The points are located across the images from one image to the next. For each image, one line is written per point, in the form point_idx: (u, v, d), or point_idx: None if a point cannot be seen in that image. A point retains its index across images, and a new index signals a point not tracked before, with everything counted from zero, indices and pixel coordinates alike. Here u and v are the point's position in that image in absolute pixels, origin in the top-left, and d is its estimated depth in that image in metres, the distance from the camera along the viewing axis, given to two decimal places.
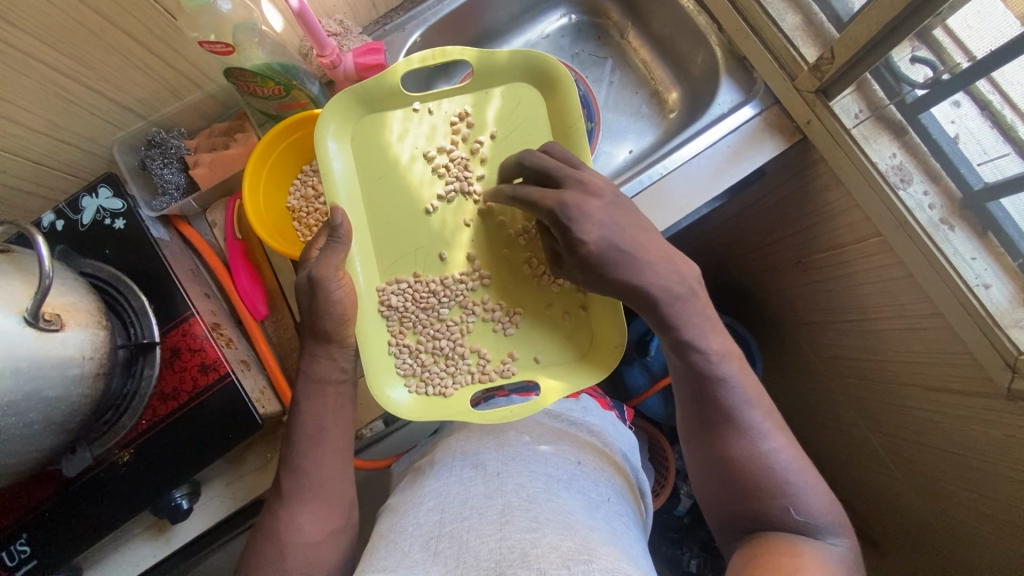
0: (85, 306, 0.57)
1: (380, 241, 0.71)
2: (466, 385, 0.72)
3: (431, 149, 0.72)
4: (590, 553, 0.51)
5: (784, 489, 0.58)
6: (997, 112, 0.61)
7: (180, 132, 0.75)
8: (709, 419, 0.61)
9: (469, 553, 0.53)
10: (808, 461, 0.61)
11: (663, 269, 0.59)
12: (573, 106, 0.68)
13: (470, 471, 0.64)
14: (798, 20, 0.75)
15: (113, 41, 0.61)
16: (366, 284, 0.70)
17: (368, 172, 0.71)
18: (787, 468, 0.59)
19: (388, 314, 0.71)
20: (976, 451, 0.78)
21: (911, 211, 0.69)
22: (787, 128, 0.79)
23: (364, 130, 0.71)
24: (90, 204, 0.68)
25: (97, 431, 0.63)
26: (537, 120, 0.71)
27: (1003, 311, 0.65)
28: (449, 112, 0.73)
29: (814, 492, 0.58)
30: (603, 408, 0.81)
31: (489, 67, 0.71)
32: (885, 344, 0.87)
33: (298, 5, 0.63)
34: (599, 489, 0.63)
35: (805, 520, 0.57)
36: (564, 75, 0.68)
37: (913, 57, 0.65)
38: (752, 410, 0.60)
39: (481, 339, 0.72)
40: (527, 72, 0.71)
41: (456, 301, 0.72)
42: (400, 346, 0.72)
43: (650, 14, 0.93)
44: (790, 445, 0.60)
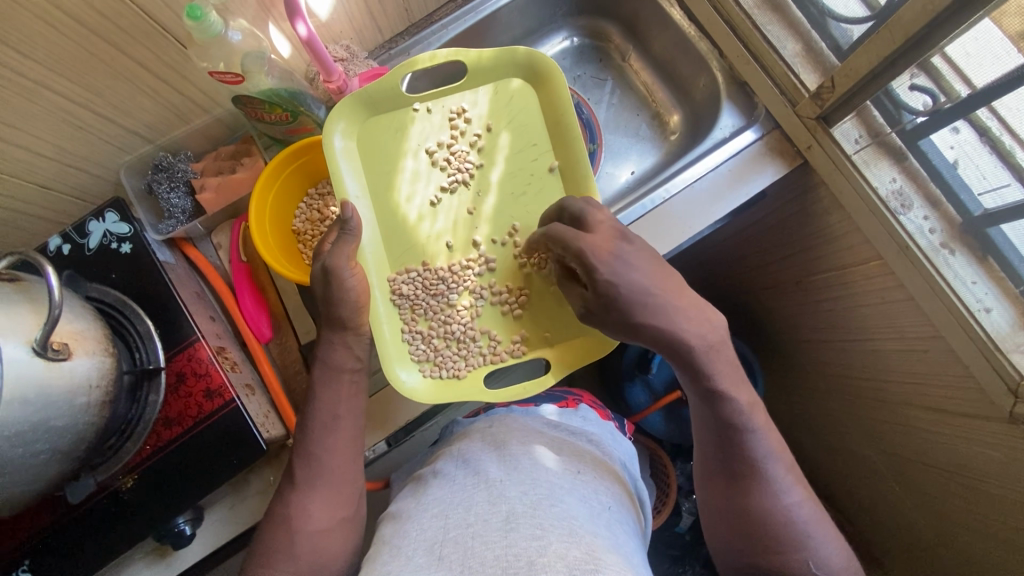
0: (93, 333, 0.57)
1: (388, 233, 0.74)
2: (479, 366, 0.74)
3: (433, 145, 0.75)
4: (596, 562, 0.51)
5: (804, 544, 0.58)
6: (996, 138, 0.62)
7: (186, 155, 0.76)
8: (732, 471, 0.61)
9: (476, 560, 0.52)
10: (824, 514, 0.61)
11: (685, 301, 0.60)
12: (565, 98, 0.72)
13: (472, 478, 0.63)
14: (798, 48, 0.76)
15: (123, 69, 0.61)
16: (378, 274, 0.73)
17: (373, 169, 0.74)
18: (807, 523, 0.59)
19: (400, 301, 0.73)
20: (978, 472, 0.78)
21: (912, 236, 0.70)
22: (787, 152, 0.80)
23: (371, 129, 0.74)
24: (97, 228, 0.68)
25: (101, 458, 0.63)
26: (531, 113, 0.74)
27: (1004, 335, 0.66)
28: (448, 110, 0.76)
29: (832, 547, 0.59)
30: (602, 418, 0.81)
31: (482, 65, 0.74)
32: (887, 365, 0.87)
33: (306, 33, 0.63)
34: (599, 497, 0.63)
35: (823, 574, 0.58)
36: (554, 67, 0.72)
37: (912, 84, 0.66)
38: (776, 463, 0.60)
39: (491, 321, 0.74)
40: (518, 69, 0.74)
41: (465, 287, 0.74)
42: (413, 333, 0.73)
43: (652, 38, 0.94)
44: (809, 498, 0.60)
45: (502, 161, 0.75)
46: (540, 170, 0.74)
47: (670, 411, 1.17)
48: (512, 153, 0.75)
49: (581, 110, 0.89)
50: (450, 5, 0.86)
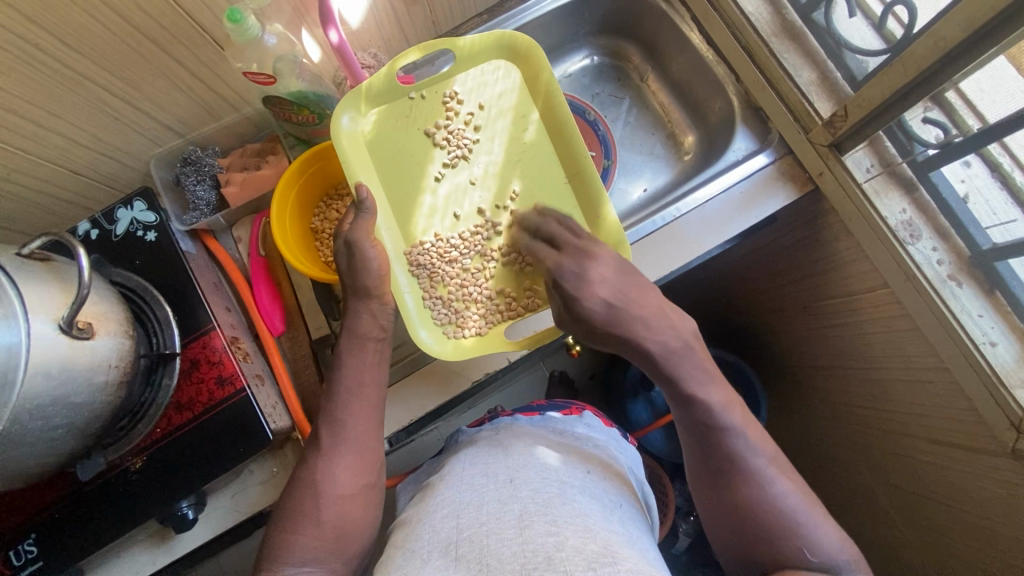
0: (115, 315, 0.59)
1: (399, 209, 0.76)
2: (500, 322, 0.77)
3: (431, 127, 0.78)
4: (614, 556, 0.52)
5: (799, 534, 0.56)
6: (1007, 174, 0.65)
7: (214, 150, 0.78)
8: (715, 470, 0.61)
9: (492, 556, 0.53)
10: (817, 502, 0.59)
11: (662, 323, 0.62)
12: (545, 67, 0.76)
13: (482, 477, 0.65)
14: (813, 76, 0.77)
15: (161, 65, 0.64)
16: (395, 249, 0.75)
17: (378, 151, 0.76)
18: (797, 512, 0.57)
19: (418, 271, 0.76)
20: (980, 508, 0.78)
21: (919, 266, 0.71)
22: (799, 177, 0.81)
23: (372, 111, 0.76)
24: (125, 215, 0.71)
25: (113, 438, 0.65)
26: (516, 88, 0.78)
27: (1009, 370, 0.66)
28: (440, 94, 0.78)
29: (827, 533, 0.57)
30: (606, 426, 0.83)
31: (468, 48, 0.78)
32: (891, 395, 0.87)
33: (338, 40, 0.65)
34: (610, 496, 0.64)
35: (821, 561, 0.55)
36: (533, 44, 0.76)
37: (925, 117, 0.68)
38: (756, 454, 0.60)
39: (505, 279, 0.78)
40: (498, 49, 0.78)
41: (475, 250, 0.77)
42: (435, 299, 0.76)
43: (671, 61, 0.96)
44: (797, 486, 0.59)
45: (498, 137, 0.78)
46: (534, 140, 0.77)
47: (671, 430, 1.19)
48: (506, 130, 0.78)
49: (599, 128, 0.98)
50: (476, 19, 0.89)
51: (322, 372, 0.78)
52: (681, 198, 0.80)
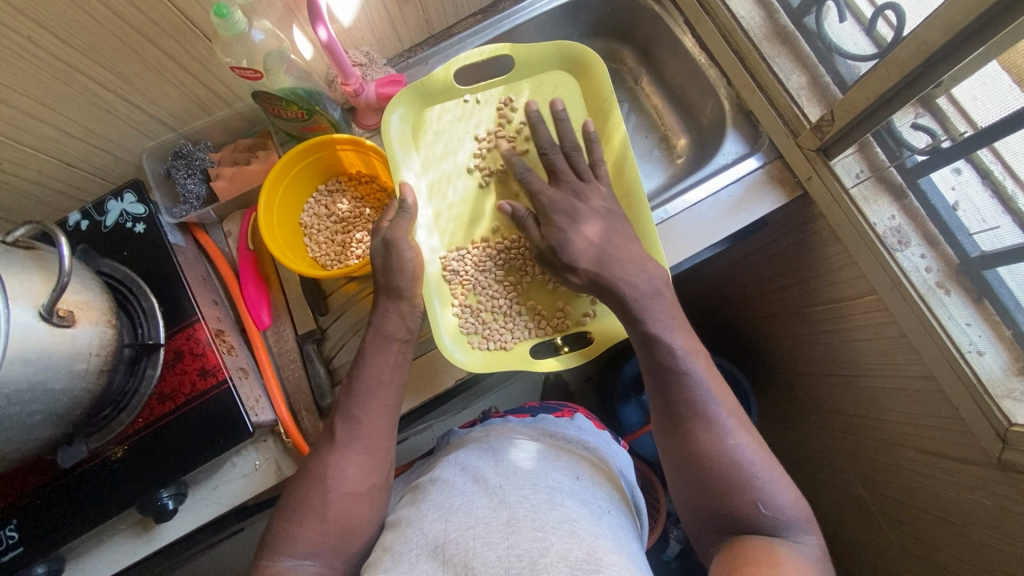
0: (98, 305, 0.60)
1: (440, 210, 0.80)
2: (525, 338, 0.79)
3: (481, 133, 0.81)
4: (598, 563, 0.51)
5: (753, 484, 0.57)
6: (998, 181, 0.62)
7: (205, 146, 0.80)
8: (676, 414, 0.62)
9: (477, 560, 0.53)
10: (773, 459, 0.60)
11: (638, 269, 0.67)
12: (605, 84, 0.77)
13: (471, 485, 0.64)
14: (803, 81, 0.77)
15: (153, 60, 0.65)
16: (432, 251, 0.79)
17: (427, 150, 0.80)
18: (752, 463, 0.58)
19: (451, 277, 0.78)
20: (971, 521, 0.77)
21: (906, 273, 0.71)
22: (788, 182, 0.81)
23: (424, 110, 0.80)
24: (115, 207, 0.72)
25: (96, 425, 0.66)
26: (573, 100, 0.79)
27: (996, 380, 0.65)
28: (495, 100, 0.81)
29: (780, 488, 0.57)
30: (598, 429, 0.82)
31: (530, 57, 0.79)
32: (880, 404, 0.87)
33: (326, 37, 0.66)
34: (599, 501, 0.64)
35: (772, 515, 0.56)
36: (594, 57, 0.77)
37: (915, 123, 0.67)
38: (716, 403, 0.61)
39: (535, 296, 0.80)
40: (562, 61, 0.79)
41: (510, 264, 0.80)
42: (463, 307, 0.78)
43: (665, 64, 0.96)
44: (755, 442, 0.60)
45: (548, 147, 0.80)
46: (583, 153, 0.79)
47: None
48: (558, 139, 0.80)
49: None
50: (470, 19, 0.89)
51: (307, 368, 0.78)
52: (670, 201, 0.80)
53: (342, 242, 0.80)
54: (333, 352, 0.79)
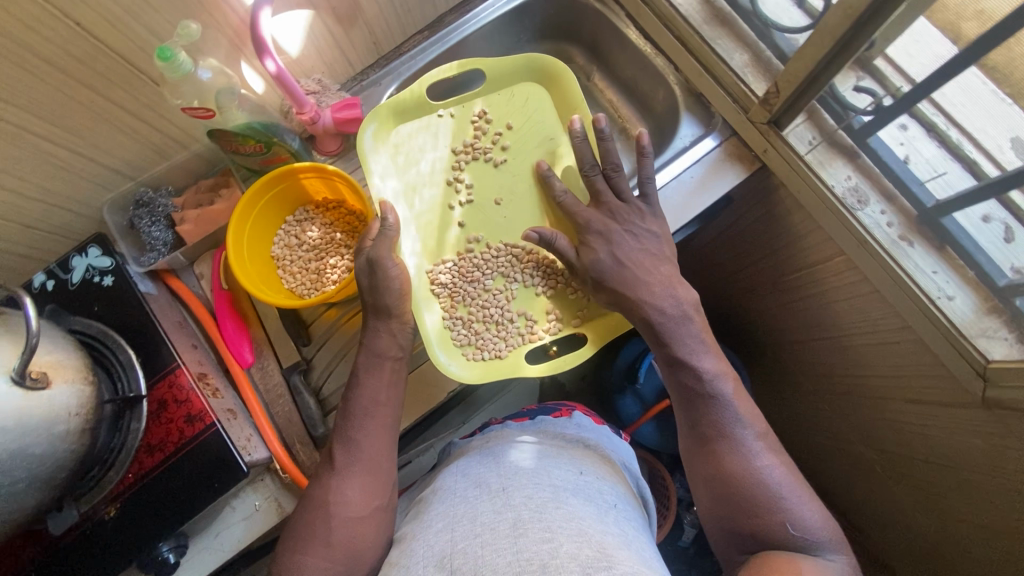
0: (72, 363, 0.59)
1: (423, 225, 0.80)
2: (519, 346, 0.78)
3: (459, 146, 0.81)
4: (608, 559, 0.51)
5: (781, 505, 0.59)
6: (944, 132, 0.67)
7: (167, 191, 0.79)
8: (704, 436, 0.65)
9: (488, 567, 0.52)
10: (803, 483, 0.61)
11: (654, 280, 0.71)
12: (575, 92, 0.80)
13: (474, 489, 0.64)
14: (746, 58, 0.79)
15: (101, 110, 0.64)
16: (417, 268, 0.78)
17: (405, 167, 0.80)
18: (780, 485, 0.60)
19: (439, 290, 0.78)
20: (965, 462, 0.79)
21: (869, 230, 0.73)
22: (746, 157, 0.83)
23: (397, 126, 0.81)
24: (79, 263, 0.71)
25: (84, 488, 0.64)
26: (546, 109, 0.82)
27: (968, 321, 0.68)
28: (468, 112, 0.82)
29: (810, 510, 0.59)
30: (597, 424, 0.82)
31: (500, 70, 0.82)
32: (864, 361, 0.89)
33: (275, 68, 0.67)
34: (605, 496, 0.64)
35: (802, 535, 0.57)
36: (564, 69, 0.79)
37: (857, 86, 0.70)
38: (744, 428, 0.64)
39: (526, 303, 0.80)
40: (531, 72, 0.82)
41: (498, 271, 0.80)
42: (455, 319, 0.78)
43: (613, 58, 0.98)
44: (784, 466, 0.62)
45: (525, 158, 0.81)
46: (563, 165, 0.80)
47: (661, 421, 1.19)
48: (535, 150, 0.81)
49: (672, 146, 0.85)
50: (418, 36, 0.90)
51: (296, 402, 0.76)
52: None
53: (317, 270, 0.79)
54: (322, 381, 0.79)
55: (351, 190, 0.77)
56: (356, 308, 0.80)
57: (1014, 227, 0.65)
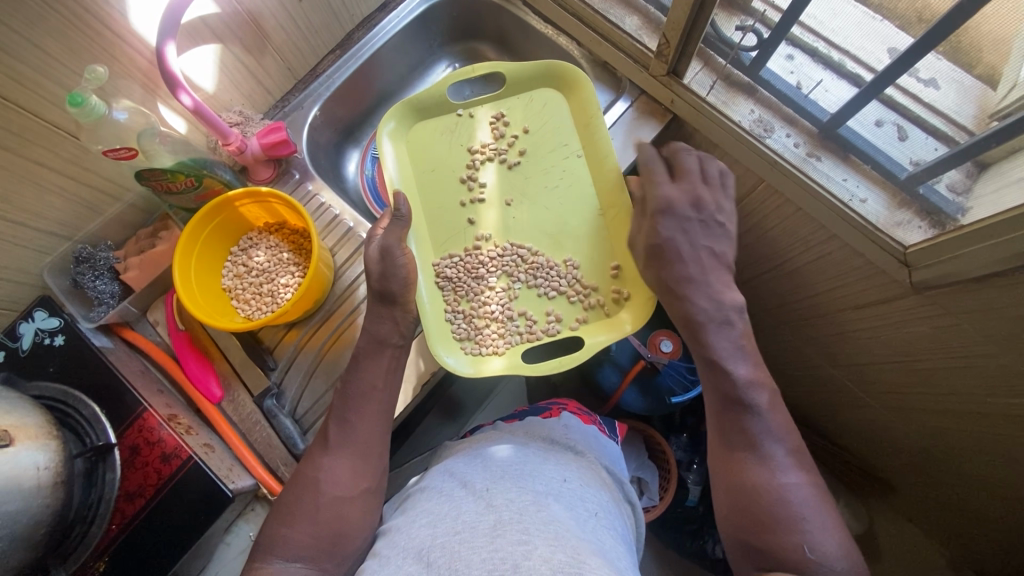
0: (35, 421, 0.58)
1: (431, 217, 0.86)
2: (516, 343, 0.83)
3: (475, 145, 0.88)
4: (580, 565, 0.52)
5: (800, 526, 0.59)
6: (826, 55, 0.71)
7: (107, 246, 0.78)
8: (732, 443, 0.66)
9: (462, 564, 0.54)
10: (829, 505, 0.62)
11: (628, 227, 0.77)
12: (591, 101, 0.84)
13: (460, 490, 0.65)
14: (637, 20, 0.84)
15: (26, 172, 0.65)
16: (425, 260, 0.84)
17: (418, 166, 0.88)
18: (803, 505, 0.60)
19: (444, 283, 0.84)
20: (916, 352, 0.85)
21: (779, 153, 0.79)
22: (657, 111, 0.88)
23: (413, 128, 0.89)
24: (28, 329, 0.71)
25: (67, 550, 0.63)
26: (563, 114, 0.87)
27: (883, 217, 0.74)
28: (487, 115, 0.90)
29: (829, 534, 0.59)
30: (584, 424, 0.83)
31: (519, 78, 0.89)
32: (809, 281, 0.94)
33: (191, 102, 0.69)
34: (585, 505, 0.65)
35: (818, 559, 0.57)
36: (578, 73, 0.84)
37: (739, 26, 0.75)
38: (778, 445, 0.64)
39: (526, 303, 0.84)
40: (549, 80, 0.88)
41: (503, 270, 0.84)
42: (456, 313, 0.84)
43: (520, 48, 1.03)
44: (811, 484, 0.63)
45: (534, 160, 0.87)
46: (573, 168, 0.85)
47: (642, 384, 1.20)
48: (547, 150, 0.87)
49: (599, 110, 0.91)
50: (331, 56, 0.93)
51: (273, 425, 0.77)
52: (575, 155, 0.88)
53: (269, 292, 0.80)
54: (296, 401, 0.79)
55: (290, 208, 0.78)
56: (316, 325, 0.81)
57: (905, 127, 0.69)
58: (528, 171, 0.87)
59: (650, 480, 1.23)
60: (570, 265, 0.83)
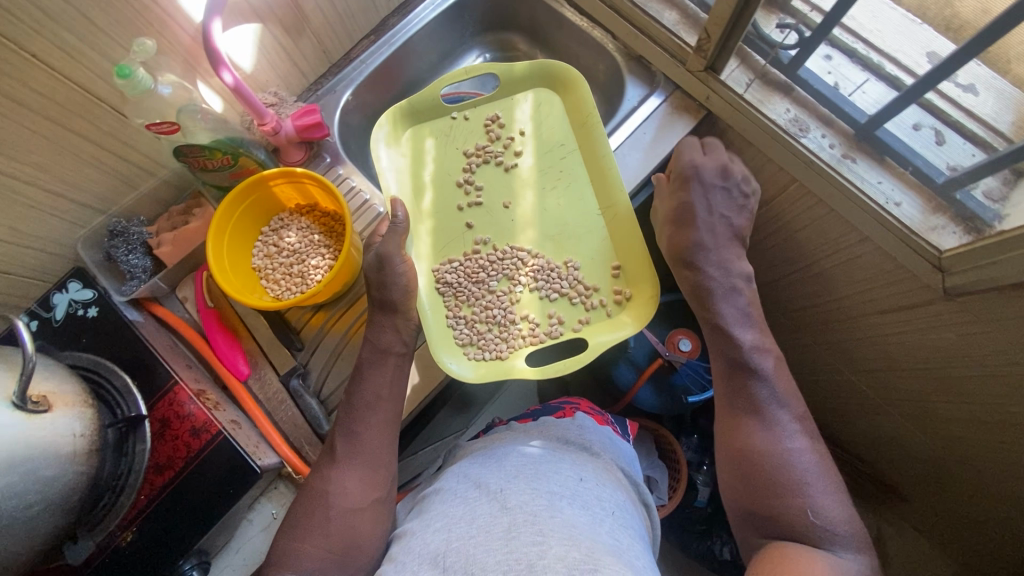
0: (71, 389, 0.59)
1: (429, 221, 0.85)
2: (519, 347, 0.82)
3: (471, 148, 0.88)
4: (595, 562, 0.53)
5: (803, 488, 0.63)
6: (864, 56, 0.73)
7: (139, 220, 0.78)
8: (740, 408, 0.70)
9: (478, 566, 0.54)
10: (830, 472, 0.66)
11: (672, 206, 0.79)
12: (585, 99, 0.85)
13: (473, 490, 0.65)
14: (676, 15, 0.84)
15: (67, 143, 0.65)
16: (423, 266, 0.83)
17: (415, 168, 0.87)
18: (807, 469, 0.64)
19: (444, 288, 0.82)
20: (940, 359, 0.84)
21: (815, 153, 0.78)
22: (691, 107, 0.88)
23: (410, 130, 0.88)
24: (61, 299, 0.71)
25: (96, 517, 0.63)
26: (558, 114, 0.88)
27: (917, 221, 0.73)
28: (483, 118, 0.90)
29: (831, 498, 0.63)
30: (599, 424, 0.80)
31: (515, 78, 0.89)
32: (833, 283, 0.94)
33: (233, 80, 0.69)
34: (603, 503, 0.64)
35: (818, 519, 0.62)
36: (574, 75, 0.86)
37: (779, 24, 0.76)
38: (780, 410, 0.69)
39: (529, 306, 0.83)
40: (544, 79, 0.89)
41: (504, 274, 0.83)
42: (457, 318, 0.82)
43: (553, 39, 1.03)
44: (813, 450, 0.67)
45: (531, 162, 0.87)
46: (570, 168, 0.85)
47: (657, 382, 1.20)
48: (544, 152, 0.87)
49: (632, 103, 0.90)
50: (365, 41, 0.93)
51: (299, 405, 0.77)
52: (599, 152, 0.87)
53: (300, 273, 0.81)
54: (321, 382, 0.79)
55: (323, 190, 0.79)
56: (344, 308, 0.81)
57: (943, 131, 0.71)
58: (525, 175, 0.87)
59: (659, 478, 1.22)
60: (571, 267, 0.83)
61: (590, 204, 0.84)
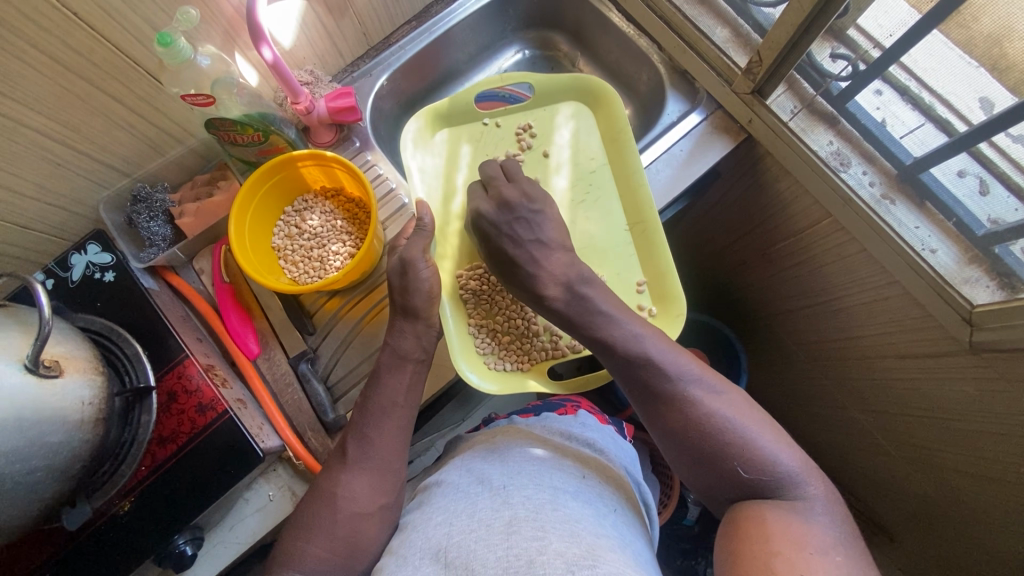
0: (82, 354, 0.59)
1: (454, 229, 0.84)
2: (541, 360, 0.81)
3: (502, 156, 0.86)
4: (595, 558, 0.51)
5: (739, 444, 0.57)
6: (916, 95, 0.68)
7: (163, 186, 0.77)
8: (648, 394, 0.63)
9: (477, 563, 0.53)
10: (756, 411, 0.60)
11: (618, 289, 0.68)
12: (620, 114, 0.84)
13: (476, 486, 0.63)
14: (727, 33, 0.82)
15: (97, 103, 0.64)
16: (447, 272, 0.83)
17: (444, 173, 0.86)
18: (734, 424, 0.58)
19: (467, 294, 0.82)
20: (956, 413, 0.82)
21: (854, 190, 0.76)
22: (731, 129, 0.86)
23: (440, 133, 0.87)
24: (79, 260, 0.71)
25: (96, 483, 0.63)
26: (592, 129, 0.86)
27: (952, 272, 0.71)
28: (515, 126, 0.87)
29: (769, 441, 0.57)
30: (601, 424, 0.78)
31: (548, 90, 0.87)
32: (854, 321, 0.92)
33: (271, 57, 0.68)
34: (604, 500, 0.63)
35: (767, 469, 0.55)
36: (610, 91, 0.84)
37: (833, 54, 0.72)
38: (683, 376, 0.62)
39: None
40: (579, 93, 0.87)
41: None
42: (479, 326, 0.82)
43: (595, 41, 1.01)
44: (732, 400, 0.60)
45: (560, 182, 0.84)
46: (601, 183, 0.83)
47: None
48: (574, 169, 0.85)
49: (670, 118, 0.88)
50: (406, 26, 0.92)
51: (304, 389, 0.76)
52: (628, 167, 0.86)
53: (319, 258, 0.80)
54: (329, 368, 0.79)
55: (350, 176, 0.78)
56: (359, 295, 0.81)
57: (989, 181, 0.66)
58: (557, 194, 0.84)
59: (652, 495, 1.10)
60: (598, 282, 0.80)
61: (617, 221, 0.82)
